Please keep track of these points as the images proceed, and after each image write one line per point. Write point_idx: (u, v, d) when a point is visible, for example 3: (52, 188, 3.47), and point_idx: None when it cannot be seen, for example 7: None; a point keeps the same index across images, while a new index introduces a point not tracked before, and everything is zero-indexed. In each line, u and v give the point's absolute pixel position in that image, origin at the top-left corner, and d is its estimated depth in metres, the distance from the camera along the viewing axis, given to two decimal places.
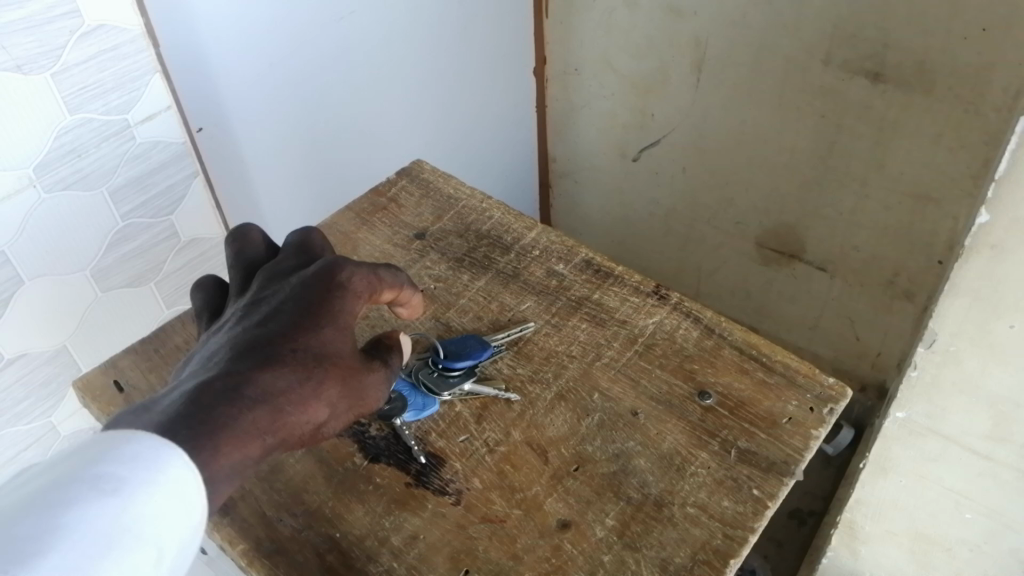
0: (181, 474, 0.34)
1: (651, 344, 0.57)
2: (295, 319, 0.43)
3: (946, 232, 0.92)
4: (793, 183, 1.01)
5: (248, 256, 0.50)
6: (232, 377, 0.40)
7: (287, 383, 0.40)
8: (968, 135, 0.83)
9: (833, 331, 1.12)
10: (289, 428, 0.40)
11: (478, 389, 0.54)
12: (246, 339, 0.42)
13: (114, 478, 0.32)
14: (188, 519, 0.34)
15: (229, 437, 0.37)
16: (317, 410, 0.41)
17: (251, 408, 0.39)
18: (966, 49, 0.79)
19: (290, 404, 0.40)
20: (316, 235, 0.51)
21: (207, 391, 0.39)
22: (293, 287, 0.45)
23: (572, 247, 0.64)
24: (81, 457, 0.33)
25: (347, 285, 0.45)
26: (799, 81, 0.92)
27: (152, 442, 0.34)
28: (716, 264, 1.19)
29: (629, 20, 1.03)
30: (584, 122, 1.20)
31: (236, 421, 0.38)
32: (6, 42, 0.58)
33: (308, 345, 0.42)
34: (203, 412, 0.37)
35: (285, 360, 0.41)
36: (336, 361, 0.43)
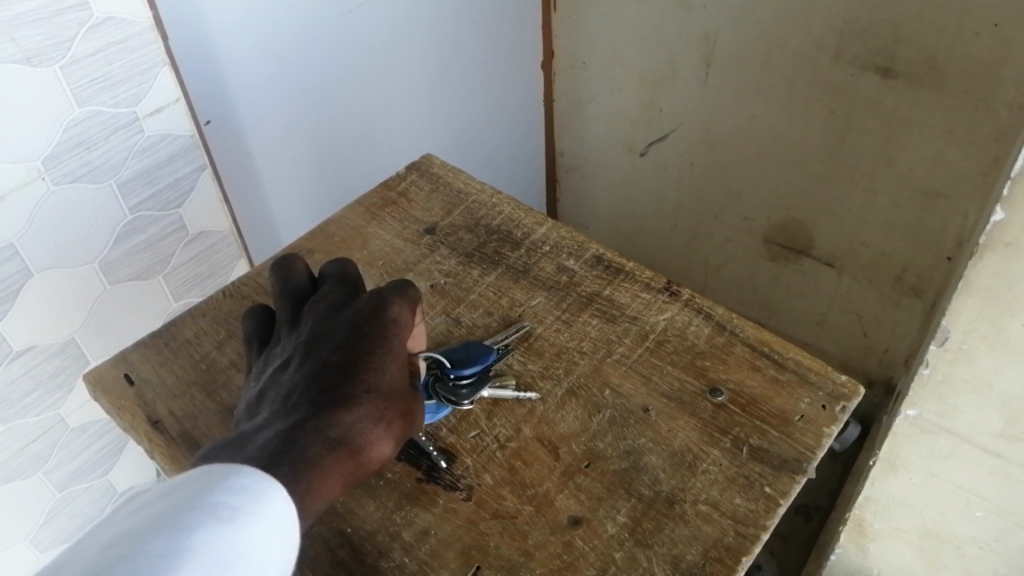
0: (284, 507, 0.36)
1: (662, 341, 0.57)
2: (360, 355, 0.44)
3: (956, 229, 0.91)
4: (802, 178, 1.01)
5: (293, 286, 0.51)
6: (315, 420, 0.41)
7: (365, 421, 0.42)
8: (978, 131, 0.83)
9: (841, 326, 1.11)
10: (368, 465, 0.42)
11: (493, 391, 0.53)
12: (317, 377, 0.43)
13: (226, 506, 0.35)
14: (292, 549, 0.36)
15: (320, 476, 0.39)
16: (389, 448, 0.43)
17: (337, 450, 0.41)
18: (978, 44, 0.78)
19: (368, 444, 0.42)
20: (353, 265, 0.52)
21: (296, 434, 0.40)
22: (349, 319, 0.46)
23: (583, 243, 0.64)
24: (195, 488, 0.35)
25: (400, 318, 0.46)
26: (807, 74, 0.91)
27: (257, 475, 0.37)
28: (723, 259, 1.18)
29: (637, 14, 1.02)
30: (591, 116, 1.19)
31: (326, 460, 0.40)
32: (14, 34, 0.58)
33: (378, 382, 0.43)
34: (296, 453, 0.39)
35: (359, 400, 0.43)
36: (401, 399, 0.44)
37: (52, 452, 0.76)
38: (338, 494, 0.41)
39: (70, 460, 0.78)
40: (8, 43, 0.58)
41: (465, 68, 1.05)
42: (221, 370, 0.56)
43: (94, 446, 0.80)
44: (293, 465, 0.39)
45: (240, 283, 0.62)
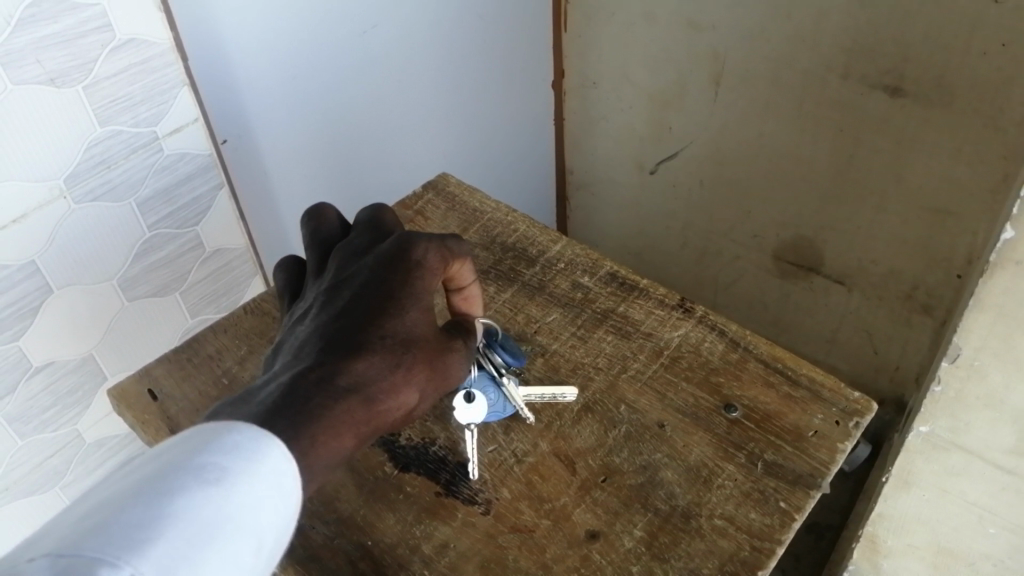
0: (283, 464, 0.37)
1: (676, 357, 0.57)
2: (380, 300, 0.45)
3: (965, 246, 0.92)
4: (812, 197, 1.01)
5: (321, 231, 0.53)
6: (326, 367, 0.42)
7: (379, 366, 0.43)
8: (986, 149, 0.84)
9: (851, 344, 1.12)
10: (387, 410, 0.43)
11: (510, 385, 0.53)
12: (337, 320, 0.45)
13: (217, 468, 0.35)
14: (287, 507, 0.37)
15: (329, 424, 0.40)
16: (408, 395, 0.45)
17: (346, 398, 0.41)
18: (985, 64, 0.79)
19: (381, 393, 0.43)
20: (387, 215, 0.53)
21: (304, 379, 0.41)
22: (372, 263, 0.47)
23: (597, 260, 0.65)
24: (186, 449, 0.35)
25: (424, 263, 0.47)
26: (815, 93, 0.92)
27: (251, 431, 0.37)
28: (733, 277, 1.19)
29: (647, 33, 1.04)
30: (601, 134, 1.20)
31: (335, 406, 0.41)
32: (39, 56, 0.59)
33: (396, 327, 0.45)
34: (310, 394, 0.40)
35: (375, 349, 0.44)
36: (421, 346, 0.45)
37: (70, 467, 0.77)
38: (352, 445, 0.41)
39: (87, 475, 0.79)
40: (33, 65, 0.59)
41: (477, 87, 1.07)
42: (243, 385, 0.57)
43: (111, 461, 0.81)
44: (305, 406, 0.40)
45: (260, 300, 0.63)
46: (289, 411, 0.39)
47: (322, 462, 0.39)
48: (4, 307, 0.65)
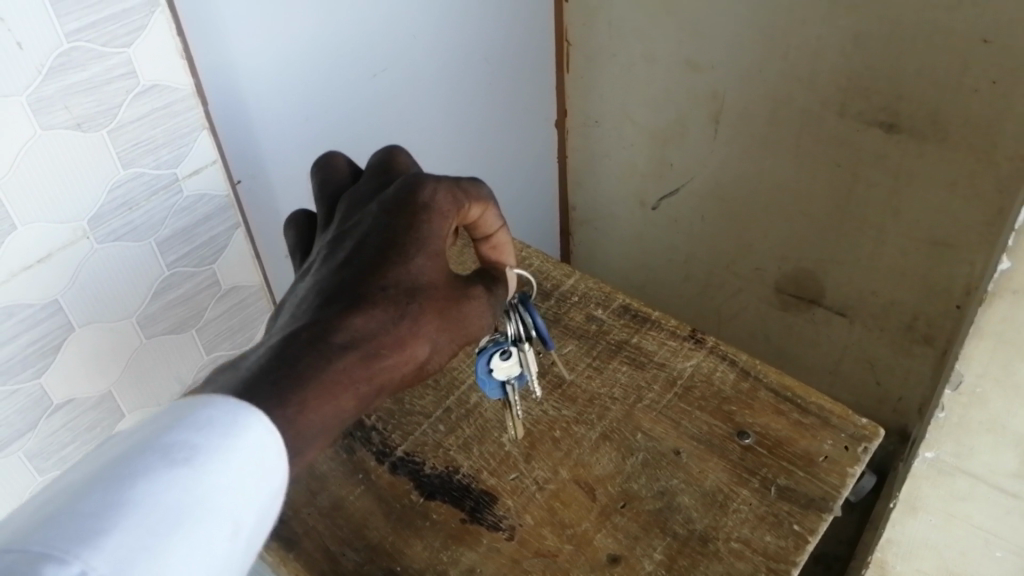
0: (259, 438, 0.39)
1: (689, 387, 0.59)
2: (385, 248, 0.47)
3: (963, 277, 0.94)
4: (811, 231, 1.04)
5: (334, 183, 0.56)
6: (322, 323, 0.44)
7: (381, 319, 0.45)
8: (982, 183, 0.86)
9: (854, 376, 1.13)
10: (395, 361, 0.46)
11: (527, 354, 0.53)
12: (344, 271, 0.47)
13: (187, 449, 0.37)
14: (265, 484, 0.39)
15: (320, 380, 0.42)
16: (414, 346, 0.46)
17: (343, 353, 0.43)
18: (977, 101, 0.82)
19: (381, 344, 0.45)
20: (394, 159, 0.55)
21: (299, 338, 0.43)
22: (380, 210, 0.49)
23: (609, 293, 0.67)
24: (162, 427, 0.38)
25: (432, 205, 0.48)
26: (814, 131, 0.95)
27: (230, 403, 0.39)
28: (735, 309, 1.21)
29: (648, 73, 1.07)
30: (604, 171, 1.23)
31: (330, 363, 0.43)
32: (67, 101, 0.62)
33: (401, 275, 0.46)
34: (314, 345, 0.43)
35: (376, 302, 0.45)
36: (426, 295, 0.47)
37: None
38: (354, 398, 0.43)
39: None
40: (62, 111, 0.62)
41: (483, 128, 1.10)
42: None
43: None
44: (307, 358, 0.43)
45: None
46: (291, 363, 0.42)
47: (314, 427, 0.42)
48: (28, 345, 0.67)
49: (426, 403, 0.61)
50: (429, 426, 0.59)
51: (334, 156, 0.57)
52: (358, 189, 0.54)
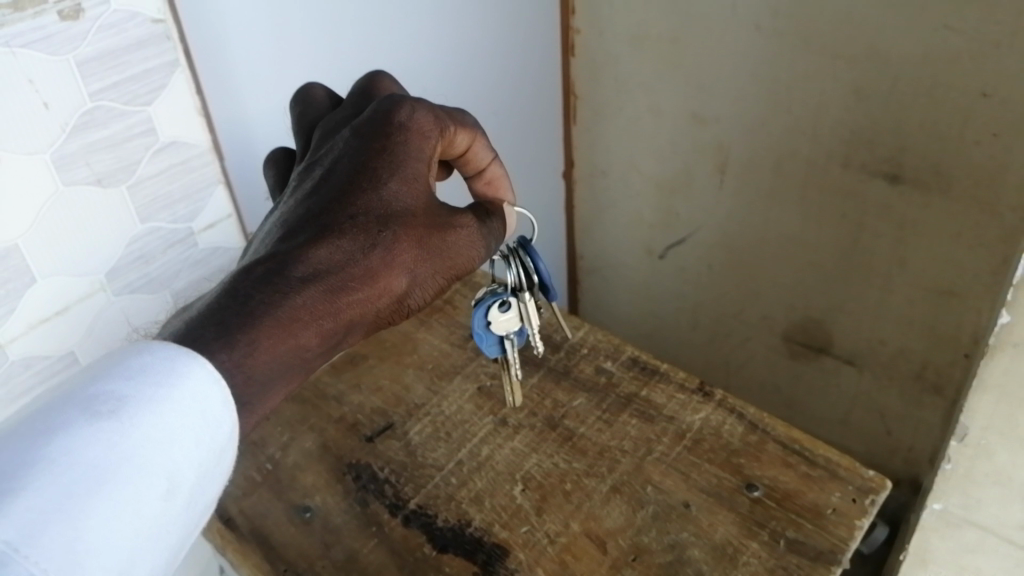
0: (193, 385, 0.43)
1: (698, 439, 0.61)
2: (357, 175, 0.52)
3: (970, 326, 0.94)
4: (818, 280, 1.05)
5: (313, 115, 0.61)
6: (290, 253, 0.49)
7: (348, 249, 0.50)
8: (985, 232, 0.87)
9: (865, 425, 1.13)
10: (370, 286, 0.51)
11: (526, 305, 0.59)
12: (317, 201, 0.52)
13: (117, 399, 0.41)
14: (202, 434, 0.43)
15: (289, 305, 0.47)
16: (386, 275, 0.51)
17: (310, 283, 0.48)
18: (979, 152, 0.83)
19: (349, 273, 0.50)
20: (368, 87, 0.61)
21: (266, 268, 0.48)
22: (354, 138, 0.54)
23: (618, 345, 0.69)
24: (100, 376, 0.42)
25: (409, 124, 0.54)
26: (818, 182, 0.97)
27: (170, 348, 0.43)
28: (743, 358, 1.21)
29: (653, 126, 1.09)
30: (610, 221, 1.25)
31: (297, 291, 0.48)
32: (89, 158, 0.65)
33: (372, 201, 0.52)
34: (283, 272, 0.48)
35: (342, 235, 0.50)
36: (393, 227, 0.52)
37: None
38: (325, 322, 0.49)
39: None
40: (83, 167, 0.65)
41: None
42: (286, 470, 0.63)
43: None
44: (273, 285, 0.48)
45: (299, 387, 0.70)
46: (259, 291, 0.47)
47: (285, 349, 0.47)
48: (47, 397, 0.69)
49: (438, 456, 0.62)
50: (441, 479, 0.60)
51: (314, 89, 0.63)
52: (339, 118, 0.59)
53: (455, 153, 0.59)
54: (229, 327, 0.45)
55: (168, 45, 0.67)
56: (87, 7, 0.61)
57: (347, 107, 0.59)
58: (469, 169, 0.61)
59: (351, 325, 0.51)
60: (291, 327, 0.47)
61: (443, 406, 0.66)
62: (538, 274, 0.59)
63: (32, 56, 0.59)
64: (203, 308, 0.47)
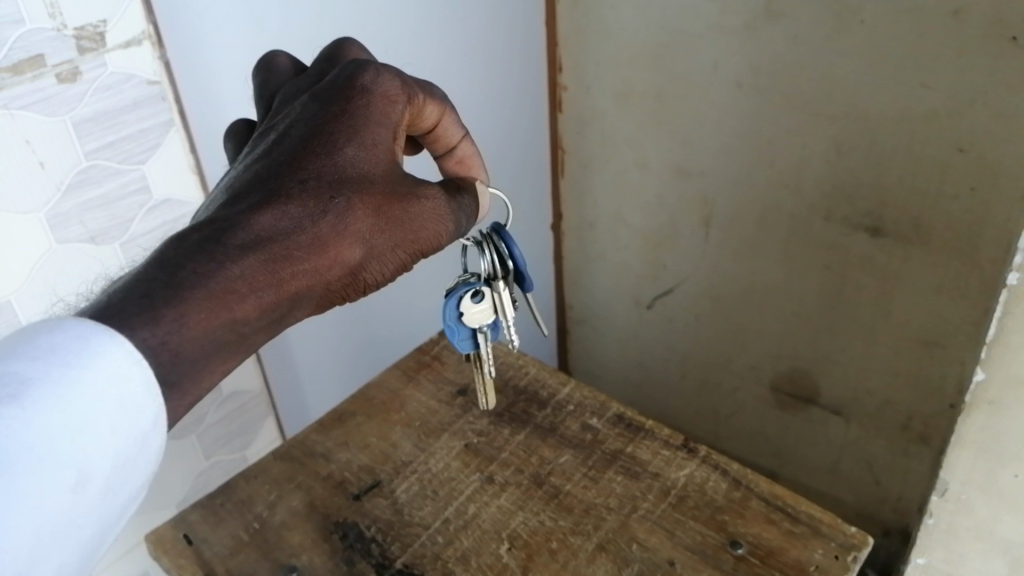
0: (109, 368, 0.40)
1: (683, 496, 0.61)
2: (312, 138, 0.49)
3: (955, 376, 0.95)
4: (804, 331, 1.06)
5: (275, 83, 0.57)
6: (230, 218, 0.45)
7: (295, 216, 0.46)
8: (966, 284, 0.89)
9: (854, 476, 1.13)
10: (319, 256, 0.47)
11: (500, 296, 0.58)
12: (266, 162, 0.48)
13: (24, 380, 0.38)
14: (117, 421, 0.40)
15: (228, 271, 0.43)
16: (337, 246, 0.48)
17: (250, 249, 0.44)
18: (957, 206, 0.85)
19: (295, 241, 0.46)
20: (336, 52, 0.57)
21: (203, 231, 0.44)
22: (312, 100, 0.50)
23: (603, 402, 0.71)
24: (8, 352, 0.39)
25: (373, 87, 0.50)
26: (801, 235, 0.99)
27: (87, 325, 0.40)
28: (732, 409, 1.22)
29: (639, 181, 1.11)
30: (598, 273, 1.26)
31: (236, 257, 0.44)
32: (83, 216, 0.66)
33: (325, 167, 0.48)
34: (218, 239, 0.44)
35: (291, 201, 0.46)
36: (348, 195, 0.48)
37: None
38: (267, 291, 0.45)
39: None
40: (77, 225, 0.66)
41: None
42: (273, 529, 0.63)
43: None
44: (204, 256, 0.43)
45: (288, 445, 0.70)
46: (190, 262, 0.43)
47: (222, 317, 0.43)
48: None
49: (425, 514, 0.62)
50: (428, 538, 0.60)
51: (278, 57, 0.59)
52: (302, 85, 0.55)
53: (424, 127, 0.55)
54: (155, 300, 0.41)
55: (164, 105, 0.69)
56: (85, 69, 0.63)
57: (312, 71, 0.56)
58: (442, 147, 0.58)
59: (295, 299, 0.47)
60: (226, 301, 0.43)
61: (430, 463, 0.67)
62: (512, 259, 0.58)
63: (29, 117, 0.61)
64: (125, 280, 0.42)
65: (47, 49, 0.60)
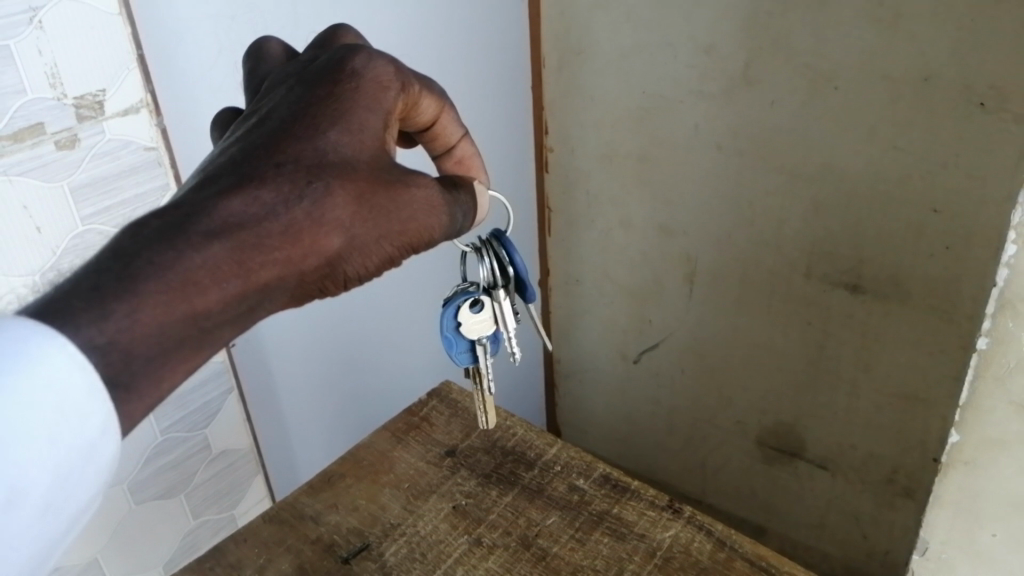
0: (51, 372, 0.33)
1: (669, 558, 0.62)
2: (293, 122, 0.43)
3: (937, 430, 0.96)
4: (788, 386, 1.07)
5: (265, 69, 0.51)
6: (194, 204, 0.38)
7: (269, 201, 0.39)
8: (945, 340, 0.91)
9: (841, 530, 1.13)
10: (293, 244, 0.40)
11: (500, 305, 0.57)
12: (243, 145, 0.42)
13: None
14: (64, 433, 0.35)
15: (182, 263, 0.36)
16: (318, 237, 0.41)
17: (210, 236, 0.37)
18: (933, 264, 0.87)
19: (268, 231, 0.39)
20: (329, 38, 0.51)
21: (159, 219, 0.37)
22: (298, 85, 0.45)
23: (590, 462, 0.72)
24: None
25: (364, 71, 0.45)
26: (782, 292, 1.01)
27: (22, 325, 0.34)
28: (719, 463, 1.22)
29: (624, 240, 1.13)
30: (585, 328, 1.28)
31: (201, 247, 0.37)
32: None
33: (304, 151, 0.42)
34: (183, 225, 0.37)
35: (265, 186, 0.40)
36: (330, 182, 0.41)
37: None
38: (231, 282, 0.38)
39: None
40: None
41: None
42: None
43: None
44: (165, 245, 0.36)
45: (277, 507, 0.70)
46: (148, 250, 0.36)
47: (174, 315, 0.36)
48: None
49: None
50: None
51: (269, 45, 0.52)
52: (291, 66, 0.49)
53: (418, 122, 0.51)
54: (105, 293, 0.34)
55: (159, 171, 0.70)
56: (83, 135, 0.65)
57: (303, 54, 0.49)
58: (438, 147, 0.54)
59: (263, 290, 0.40)
60: (188, 291, 0.36)
61: (418, 525, 0.67)
62: (513, 266, 0.56)
63: (28, 184, 0.62)
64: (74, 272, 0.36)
65: (47, 117, 0.62)
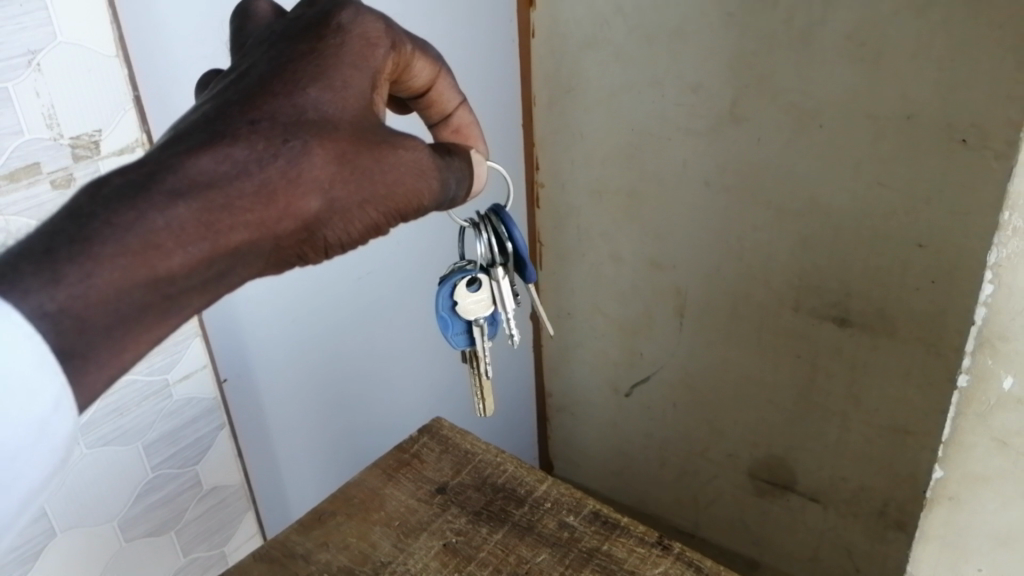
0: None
1: None
2: (272, 77, 0.42)
3: (927, 462, 0.97)
4: (778, 418, 1.08)
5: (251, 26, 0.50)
6: (162, 160, 0.37)
7: (240, 161, 0.39)
8: (933, 374, 0.91)
9: (834, 563, 1.13)
10: (267, 205, 0.40)
11: (497, 285, 0.58)
12: (218, 101, 0.41)
13: None
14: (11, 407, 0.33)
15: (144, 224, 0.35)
16: (293, 197, 0.40)
17: (176, 196, 0.37)
18: (918, 298, 0.89)
19: (239, 190, 0.38)
20: None
21: (124, 176, 0.37)
22: (278, 42, 0.44)
23: (580, 499, 0.72)
24: None
25: (350, 28, 0.45)
26: (771, 325, 1.02)
27: None
28: (711, 496, 1.22)
29: (615, 274, 1.14)
30: (577, 360, 1.28)
31: (165, 206, 0.36)
32: None
33: (282, 109, 0.41)
34: (147, 183, 0.36)
35: (236, 147, 0.39)
36: (306, 142, 0.41)
37: None
38: (195, 243, 0.37)
39: None
40: None
41: None
42: None
43: None
44: (124, 205, 0.36)
45: (268, 546, 0.70)
46: (106, 209, 0.35)
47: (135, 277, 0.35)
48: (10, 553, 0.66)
49: None
50: None
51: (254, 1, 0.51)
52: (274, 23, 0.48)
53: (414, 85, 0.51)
54: (58, 256, 0.34)
55: None
56: (78, 175, 0.65)
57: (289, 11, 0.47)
58: (434, 115, 0.54)
59: (234, 253, 0.39)
60: (148, 254, 0.35)
61: (409, 564, 0.67)
62: (511, 242, 0.57)
63: (23, 223, 0.63)
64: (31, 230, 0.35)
65: (43, 157, 0.63)
